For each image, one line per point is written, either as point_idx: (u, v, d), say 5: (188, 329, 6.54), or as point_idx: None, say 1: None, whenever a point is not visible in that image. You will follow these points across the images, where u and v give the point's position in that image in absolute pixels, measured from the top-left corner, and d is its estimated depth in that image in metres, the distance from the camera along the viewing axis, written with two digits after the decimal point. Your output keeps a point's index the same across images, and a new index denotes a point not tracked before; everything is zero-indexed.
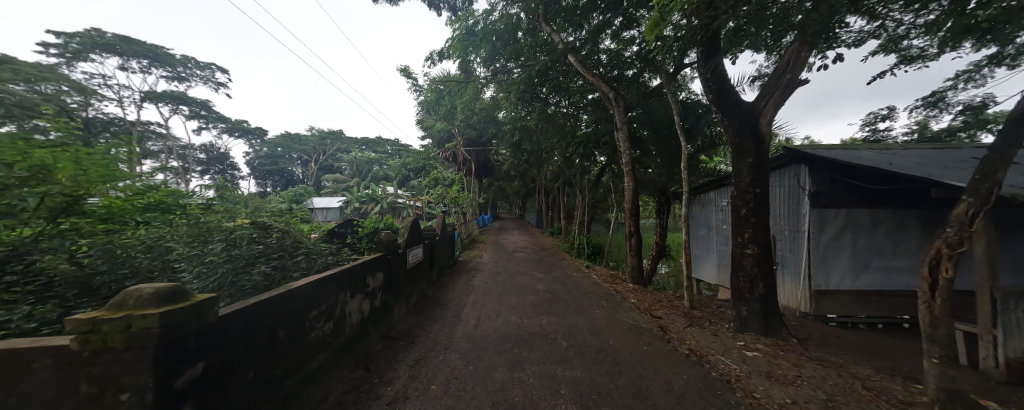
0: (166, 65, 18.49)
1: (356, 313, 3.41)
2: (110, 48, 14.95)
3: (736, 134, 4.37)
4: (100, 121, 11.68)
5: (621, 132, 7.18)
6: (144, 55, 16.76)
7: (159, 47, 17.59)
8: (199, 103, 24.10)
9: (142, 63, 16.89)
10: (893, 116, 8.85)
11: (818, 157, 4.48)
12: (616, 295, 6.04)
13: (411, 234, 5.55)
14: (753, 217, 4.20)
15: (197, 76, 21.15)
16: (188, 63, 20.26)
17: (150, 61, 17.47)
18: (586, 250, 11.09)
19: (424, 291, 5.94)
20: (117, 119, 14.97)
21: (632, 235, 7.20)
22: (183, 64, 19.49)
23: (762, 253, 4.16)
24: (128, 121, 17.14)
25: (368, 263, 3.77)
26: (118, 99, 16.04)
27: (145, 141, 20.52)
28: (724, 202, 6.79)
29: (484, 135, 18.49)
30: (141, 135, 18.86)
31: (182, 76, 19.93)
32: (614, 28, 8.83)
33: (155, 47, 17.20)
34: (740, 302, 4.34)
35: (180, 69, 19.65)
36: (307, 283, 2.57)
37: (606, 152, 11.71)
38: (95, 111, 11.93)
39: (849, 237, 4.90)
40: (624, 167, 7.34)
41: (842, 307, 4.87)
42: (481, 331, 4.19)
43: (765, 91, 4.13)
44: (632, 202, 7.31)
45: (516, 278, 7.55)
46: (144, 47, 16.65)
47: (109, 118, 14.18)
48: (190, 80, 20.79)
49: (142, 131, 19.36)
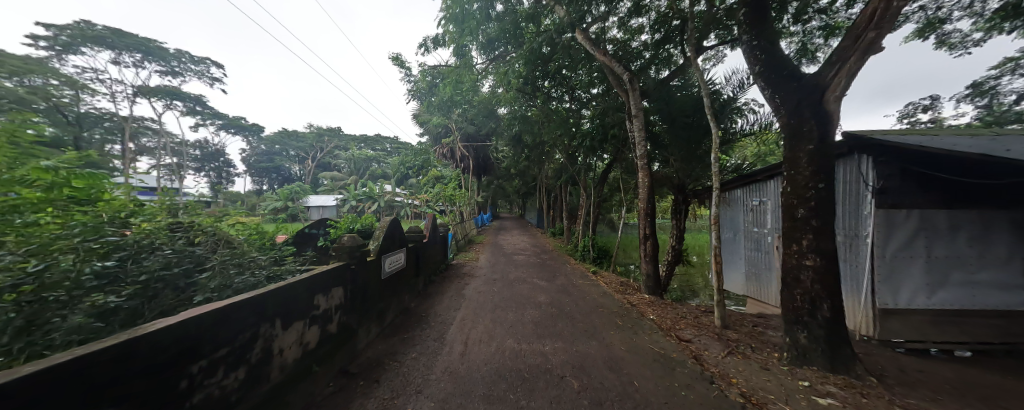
0: (160, 59, 17.60)
1: (294, 347, 2.50)
2: (100, 41, 13.99)
3: (792, 114, 3.47)
4: (80, 114, 10.88)
5: (637, 120, 6.19)
6: (136, 49, 15.94)
7: (152, 40, 16.63)
8: (193, 98, 23.23)
9: (136, 57, 16.08)
10: (937, 107, 7.90)
11: (894, 145, 3.56)
12: (631, 309, 5.14)
13: (389, 237, 4.66)
14: (814, 220, 3.32)
15: (191, 70, 20.20)
16: (183, 57, 19.35)
17: (144, 56, 16.59)
18: (592, 254, 10.20)
19: (404, 303, 5.05)
20: (104, 113, 14.18)
21: (647, 238, 6.33)
22: (177, 59, 18.66)
23: (826, 266, 3.26)
24: (121, 117, 16.39)
25: (318, 275, 2.85)
26: (109, 93, 15.22)
27: (139, 138, 19.76)
28: (755, 201, 5.89)
29: (483, 130, 17.58)
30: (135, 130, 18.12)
31: (176, 71, 19.12)
32: (621, 14, 7.94)
33: (148, 40, 16.27)
34: (797, 327, 3.44)
35: (174, 63, 18.79)
36: (190, 317, 1.64)
37: (614, 147, 10.79)
38: (80, 105, 11.16)
39: (924, 243, 3.98)
40: (637, 161, 6.47)
41: (914, 329, 3.96)
42: (469, 364, 3.30)
43: (835, 57, 3.19)
44: (647, 201, 6.41)
45: (515, 286, 6.65)
46: (137, 40, 15.81)
47: (99, 113, 13.43)
48: (184, 74, 19.95)
49: (136, 127, 18.66)
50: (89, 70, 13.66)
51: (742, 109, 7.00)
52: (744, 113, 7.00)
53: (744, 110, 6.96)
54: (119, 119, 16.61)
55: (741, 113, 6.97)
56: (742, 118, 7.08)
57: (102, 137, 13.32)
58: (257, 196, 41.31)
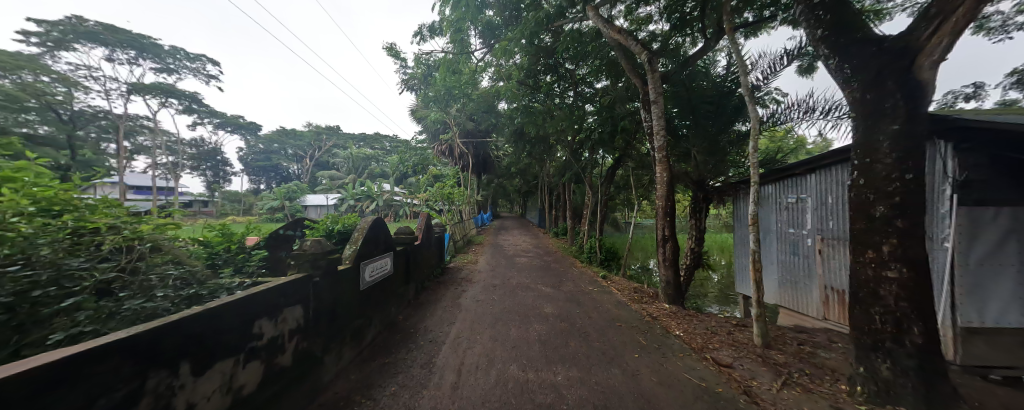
0: (154, 56, 16.85)
1: (218, 396, 1.77)
2: (94, 37, 13.30)
3: (869, 87, 2.77)
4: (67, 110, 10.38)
5: (656, 106, 5.47)
6: (131, 46, 15.23)
7: (147, 37, 15.92)
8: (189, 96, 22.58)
9: (129, 53, 15.35)
10: (981, 96, 7.16)
11: (995, 125, 2.85)
12: (652, 323, 4.45)
13: (370, 240, 3.96)
14: (902, 220, 2.60)
15: (186, 67, 19.38)
16: (178, 54, 18.64)
17: (139, 53, 15.84)
18: (599, 256, 9.52)
19: (390, 316, 4.36)
20: (98, 112, 13.64)
21: (666, 240, 5.64)
22: (172, 56, 17.77)
23: (920, 278, 2.55)
24: (115, 115, 15.83)
25: (262, 293, 2.15)
26: (103, 90, 14.65)
27: (134, 137, 19.24)
28: (791, 198, 5.19)
29: (483, 126, 16.89)
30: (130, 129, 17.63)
31: (171, 68, 18.31)
32: (628, 2, 7.17)
33: (141, 36, 15.51)
34: (877, 356, 2.72)
35: (168, 61, 17.98)
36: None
37: (622, 142, 10.09)
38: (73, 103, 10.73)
39: (1016, 248, 3.29)
40: (655, 154, 5.76)
41: (1006, 352, 3.26)
42: (462, 401, 2.61)
43: (933, 11, 2.48)
44: (666, 199, 5.70)
45: (518, 293, 5.95)
46: (131, 36, 15.11)
47: (93, 111, 12.94)
48: (179, 72, 19.14)
49: (132, 125, 18.13)
50: (80, 67, 12.98)
51: (766, 97, 6.28)
52: (767, 102, 6.28)
53: (767, 97, 6.27)
54: (116, 118, 16.09)
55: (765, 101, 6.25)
56: (764, 107, 6.37)
57: (93, 134, 12.80)
58: (255, 196, 40.78)
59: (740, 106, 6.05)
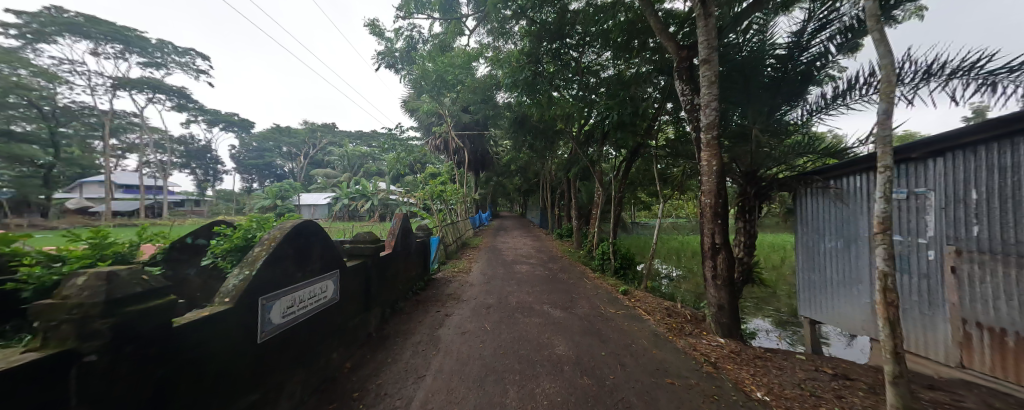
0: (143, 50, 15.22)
1: None
2: (76, 30, 11.50)
3: None
4: (50, 107, 9.29)
5: (707, 68, 4.01)
6: (116, 39, 13.59)
7: (131, 29, 14.15)
8: (178, 91, 21.04)
9: (115, 48, 13.63)
10: None
11: None
12: (717, 379, 2.99)
13: (281, 260, 2.46)
14: None
15: (174, 61, 17.83)
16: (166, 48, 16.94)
17: (124, 47, 13.96)
18: (614, 264, 8.13)
19: (323, 370, 2.89)
20: (86, 110, 12.27)
21: (717, 250, 4.20)
22: (161, 50, 16.12)
23: None
24: (102, 113, 14.46)
25: None
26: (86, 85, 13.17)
27: (122, 135, 17.90)
28: (900, 194, 3.72)
29: (484, 118, 15.40)
30: (119, 127, 16.30)
31: (159, 62, 16.55)
32: None
33: (127, 28, 13.76)
34: None
35: (157, 55, 16.25)
36: None
37: (642, 131, 8.66)
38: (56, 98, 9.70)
39: None
40: (701, 134, 4.28)
41: None
42: None
43: None
44: (715, 195, 4.22)
45: (518, 319, 4.53)
46: (114, 28, 13.25)
47: (78, 107, 11.70)
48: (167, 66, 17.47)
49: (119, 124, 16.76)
50: (64, 61, 11.63)
51: (826, 76, 4.72)
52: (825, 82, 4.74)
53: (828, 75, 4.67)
54: (104, 115, 14.72)
55: (824, 80, 4.68)
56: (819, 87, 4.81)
57: (82, 133, 11.62)
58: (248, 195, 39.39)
59: (806, 78, 4.74)
